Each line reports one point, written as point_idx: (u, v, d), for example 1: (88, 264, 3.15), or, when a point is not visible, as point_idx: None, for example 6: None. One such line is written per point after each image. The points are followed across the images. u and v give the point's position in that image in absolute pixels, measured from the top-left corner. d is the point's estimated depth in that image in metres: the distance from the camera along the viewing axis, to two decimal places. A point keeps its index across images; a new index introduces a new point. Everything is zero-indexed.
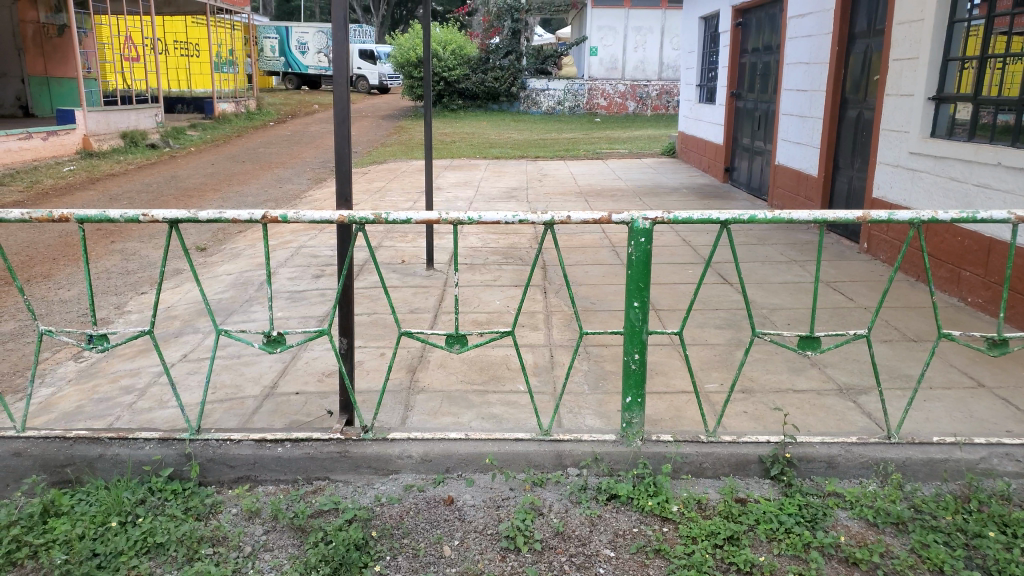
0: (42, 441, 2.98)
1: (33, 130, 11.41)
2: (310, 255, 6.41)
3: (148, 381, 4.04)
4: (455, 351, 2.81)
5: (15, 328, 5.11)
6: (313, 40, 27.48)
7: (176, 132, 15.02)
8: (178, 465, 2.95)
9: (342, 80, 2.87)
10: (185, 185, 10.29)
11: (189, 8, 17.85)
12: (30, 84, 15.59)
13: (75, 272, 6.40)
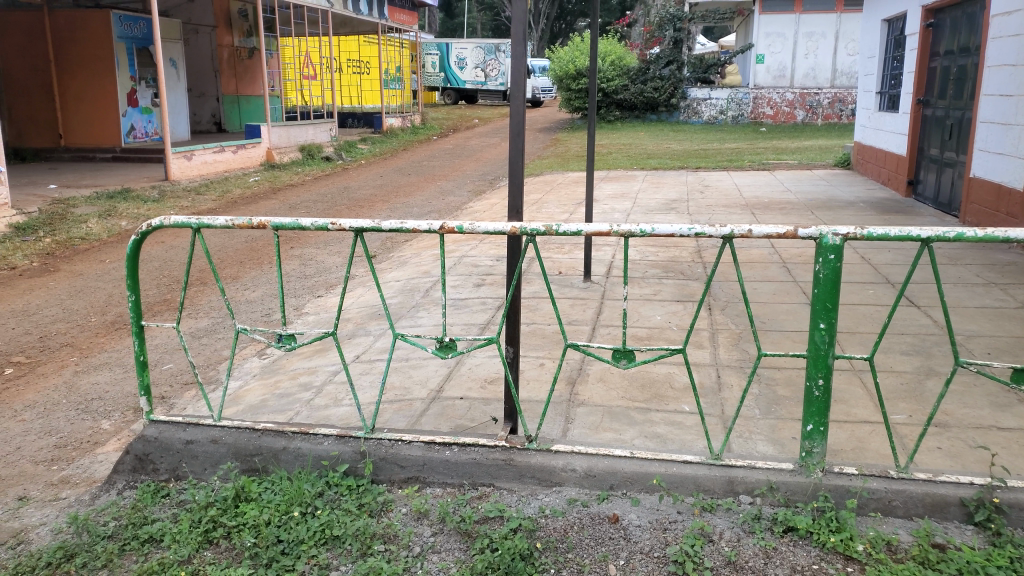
0: (236, 431, 3.24)
1: (225, 144, 12.55)
2: (471, 264, 6.57)
3: (325, 379, 4.29)
4: (621, 367, 2.72)
5: (210, 324, 5.60)
6: (471, 55, 28.47)
7: (347, 145, 15.95)
8: (354, 462, 3.08)
9: (520, 95, 2.90)
10: (356, 196, 10.90)
11: (362, 29, 18.93)
12: (224, 102, 17.14)
13: (260, 275, 6.93)
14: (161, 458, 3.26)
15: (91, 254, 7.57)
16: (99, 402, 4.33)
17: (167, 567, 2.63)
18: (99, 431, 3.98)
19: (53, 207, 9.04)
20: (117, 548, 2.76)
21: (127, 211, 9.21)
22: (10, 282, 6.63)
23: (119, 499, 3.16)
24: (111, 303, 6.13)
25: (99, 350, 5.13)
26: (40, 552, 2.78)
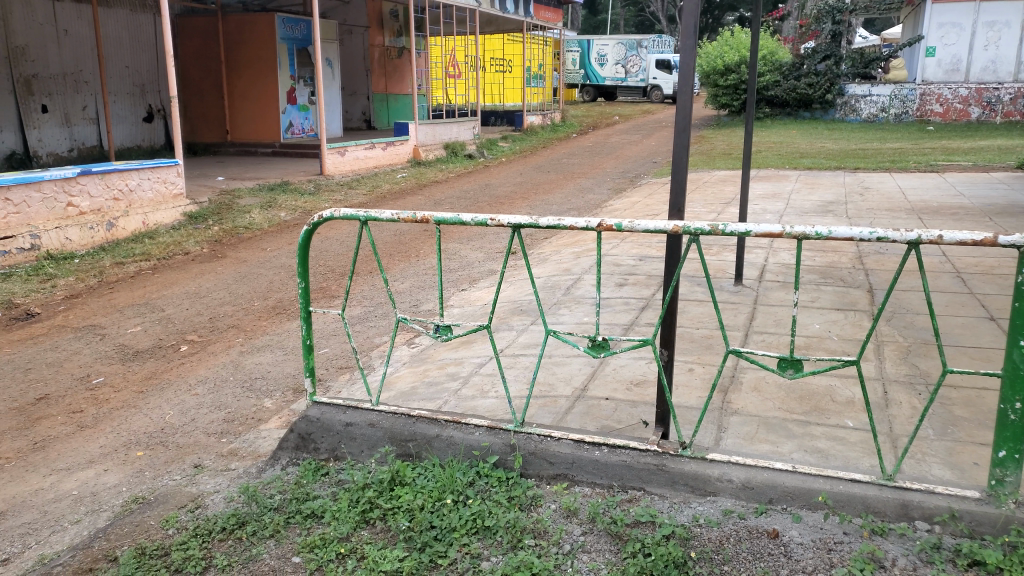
0: (392, 416, 3.36)
1: (376, 141, 13.11)
2: (614, 263, 6.50)
3: (471, 370, 4.36)
4: (787, 377, 2.59)
5: (361, 313, 5.85)
6: (612, 52, 28.24)
7: (489, 143, 16.26)
8: (504, 455, 3.11)
9: (687, 91, 2.81)
10: (498, 193, 11.06)
11: (507, 27, 19.19)
12: (374, 100, 17.89)
13: (408, 267, 7.17)
14: (322, 438, 3.42)
15: (254, 243, 8.10)
16: (262, 381, 4.62)
17: (328, 542, 2.76)
18: (262, 409, 4.25)
19: (222, 198, 9.74)
20: (282, 521, 2.93)
21: (285, 203, 9.79)
22: (184, 266, 7.20)
23: (283, 473, 3.35)
24: (272, 289, 6.54)
25: (261, 333, 5.48)
26: (215, 518, 3.00)
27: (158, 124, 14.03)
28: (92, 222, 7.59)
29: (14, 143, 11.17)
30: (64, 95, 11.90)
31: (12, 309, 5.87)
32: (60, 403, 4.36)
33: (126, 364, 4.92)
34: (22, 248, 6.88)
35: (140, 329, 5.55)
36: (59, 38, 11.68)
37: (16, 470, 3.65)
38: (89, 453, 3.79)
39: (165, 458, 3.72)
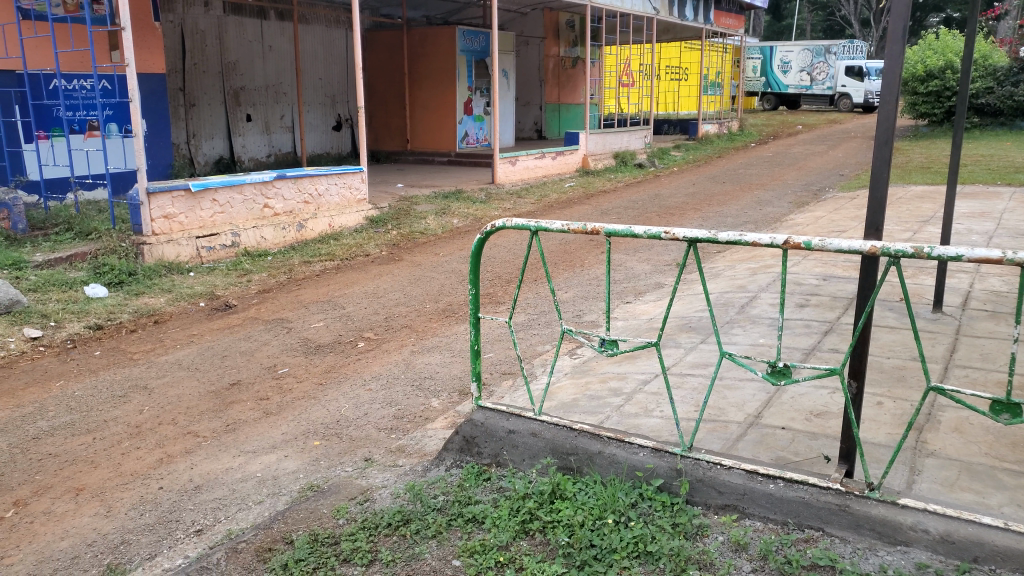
0: (554, 428, 3.32)
1: (547, 150, 13.26)
2: (793, 282, 6.12)
3: (635, 387, 4.24)
4: (1002, 423, 2.26)
5: (526, 320, 5.89)
6: (797, 58, 26.93)
7: (661, 153, 16.00)
8: (669, 478, 2.98)
9: (891, 99, 2.55)
10: (669, 204, 10.82)
11: (685, 35, 18.78)
12: (546, 110, 18.16)
13: (574, 277, 7.16)
14: (485, 443, 3.45)
15: (428, 247, 8.42)
16: (431, 381, 4.76)
17: (488, 549, 2.77)
18: (430, 408, 4.37)
19: (401, 204, 10.22)
20: (444, 522, 2.98)
21: (458, 210, 10.12)
22: (364, 267, 7.62)
23: (447, 474, 3.41)
24: (442, 292, 6.75)
25: (431, 334, 5.66)
26: (382, 512, 3.10)
27: (346, 133, 14.99)
28: (284, 223, 8.21)
29: (222, 149, 12.35)
30: (266, 105, 13.02)
31: (214, 300, 6.46)
32: (250, 389, 4.72)
33: (309, 356, 5.25)
34: (224, 244, 7.56)
35: (323, 324, 5.91)
36: (264, 53, 12.81)
37: (210, 448, 3.98)
38: (273, 438, 4.07)
39: (339, 449, 3.91)
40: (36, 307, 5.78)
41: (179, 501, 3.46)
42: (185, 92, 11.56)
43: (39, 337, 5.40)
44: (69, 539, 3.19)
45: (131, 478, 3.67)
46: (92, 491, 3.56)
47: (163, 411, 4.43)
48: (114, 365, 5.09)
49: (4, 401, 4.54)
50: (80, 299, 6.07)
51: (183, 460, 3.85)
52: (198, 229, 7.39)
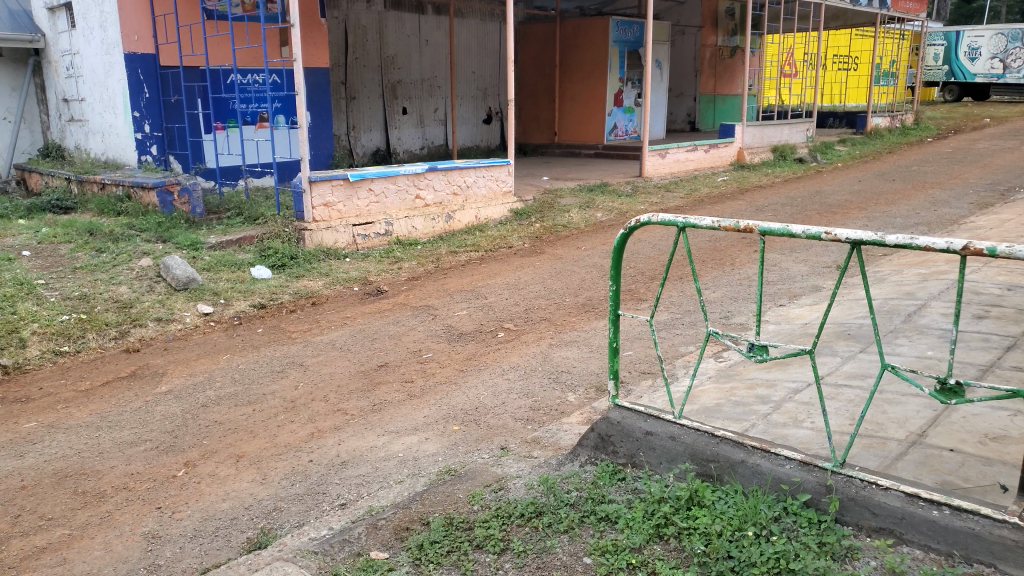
0: (695, 432, 3.20)
1: (699, 143, 12.86)
2: (971, 291, 5.59)
3: (784, 395, 4.01)
4: None
5: (669, 319, 5.74)
6: (988, 44, 24.51)
7: (823, 147, 15.11)
8: (817, 494, 2.79)
9: None
10: (830, 201, 10.19)
11: (857, 21, 17.58)
12: (700, 101, 17.63)
13: (722, 276, 6.90)
14: (621, 442, 3.38)
15: (571, 241, 8.41)
16: (568, 375, 4.74)
17: (620, 549, 2.72)
18: (566, 402, 4.35)
19: (546, 196, 10.27)
20: (577, 518, 2.95)
21: (604, 204, 10.03)
22: (508, 259, 7.72)
23: (581, 471, 3.37)
24: (583, 286, 6.71)
25: (570, 328, 5.63)
26: (515, 502, 3.12)
27: (495, 126, 15.26)
28: (434, 214, 8.48)
29: (379, 141, 12.92)
30: (421, 99, 13.49)
31: (367, 285, 6.77)
32: (396, 371, 4.92)
33: (452, 343, 5.38)
34: (378, 233, 7.90)
35: (466, 312, 6.04)
36: (421, 47, 13.27)
37: (357, 426, 4.16)
38: (415, 420, 4.20)
39: (477, 435, 3.98)
40: (209, 285, 6.29)
41: (326, 474, 3.64)
42: (347, 85, 12.18)
43: (211, 312, 5.88)
44: (229, 501, 3.44)
45: (285, 450, 3.91)
46: (251, 458, 3.83)
47: (315, 388, 4.69)
48: (274, 342, 5.46)
49: (180, 369, 4.98)
50: (247, 279, 6.54)
51: (332, 435, 4.05)
52: (355, 217, 7.76)
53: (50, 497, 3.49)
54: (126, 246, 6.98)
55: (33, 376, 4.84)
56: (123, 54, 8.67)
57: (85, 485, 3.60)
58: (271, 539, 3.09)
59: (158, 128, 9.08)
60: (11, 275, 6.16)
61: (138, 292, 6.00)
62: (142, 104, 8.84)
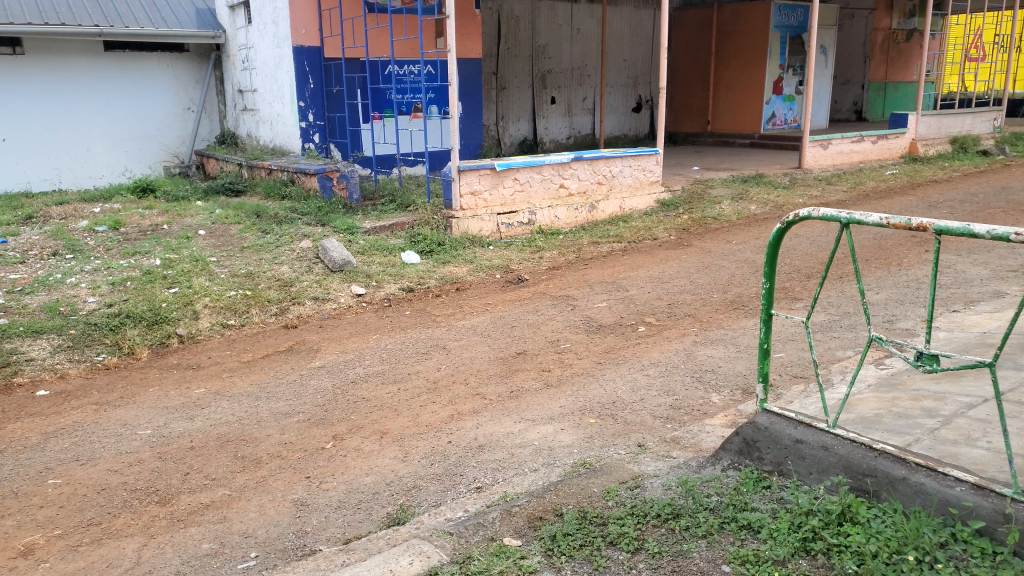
0: (850, 444, 2.98)
1: (866, 133, 12.02)
2: None
3: (955, 410, 3.65)
4: None
5: (825, 320, 5.39)
6: None
7: (1013, 139, 13.75)
8: (992, 522, 2.51)
9: None
10: (1018, 199, 9.21)
11: None
12: (869, 90, 16.54)
13: (886, 276, 6.41)
14: (768, 449, 3.21)
15: (720, 234, 8.10)
16: (712, 374, 4.57)
17: (762, 560, 2.58)
18: (709, 404, 4.18)
19: (696, 187, 9.97)
20: (716, 524, 2.83)
21: (757, 196, 9.59)
22: (652, 251, 7.55)
23: (723, 475, 3.22)
24: (731, 282, 6.45)
25: (717, 325, 5.43)
26: (652, 502, 3.03)
27: (645, 114, 14.98)
28: (578, 203, 8.44)
29: (527, 131, 13.03)
30: (570, 88, 13.46)
31: (509, 273, 6.84)
32: (534, 360, 4.93)
33: (591, 335, 5.33)
34: (522, 222, 7.97)
35: (606, 304, 5.96)
36: (573, 36, 13.23)
37: (495, 411, 4.21)
38: (551, 410, 4.19)
39: (614, 431, 3.91)
40: (363, 268, 6.58)
41: (464, 457, 3.71)
42: (498, 75, 12.36)
43: (363, 294, 6.15)
44: (372, 475, 3.58)
45: (426, 429, 4.02)
46: (394, 435, 3.97)
47: (456, 371, 4.79)
48: (419, 324, 5.63)
49: (333, 346, 5.25)
50: (397, 264, 6.78)
51: (470, 419, 4.12)
52: (500, 206, 7.86)
53: (213, 459, 3.77)
54: (288, 229, 7.44)
55: (203, 345, 5.26)
56: (293, 47, 9.21)
57: (245, 450, 3.86)
58: (409, 516, 3.19)
59: (321, 117, 9.60)
60: (189, 252, 6.73)
61: (299, 272, 6.37)
62: (307, 94, 9.38)
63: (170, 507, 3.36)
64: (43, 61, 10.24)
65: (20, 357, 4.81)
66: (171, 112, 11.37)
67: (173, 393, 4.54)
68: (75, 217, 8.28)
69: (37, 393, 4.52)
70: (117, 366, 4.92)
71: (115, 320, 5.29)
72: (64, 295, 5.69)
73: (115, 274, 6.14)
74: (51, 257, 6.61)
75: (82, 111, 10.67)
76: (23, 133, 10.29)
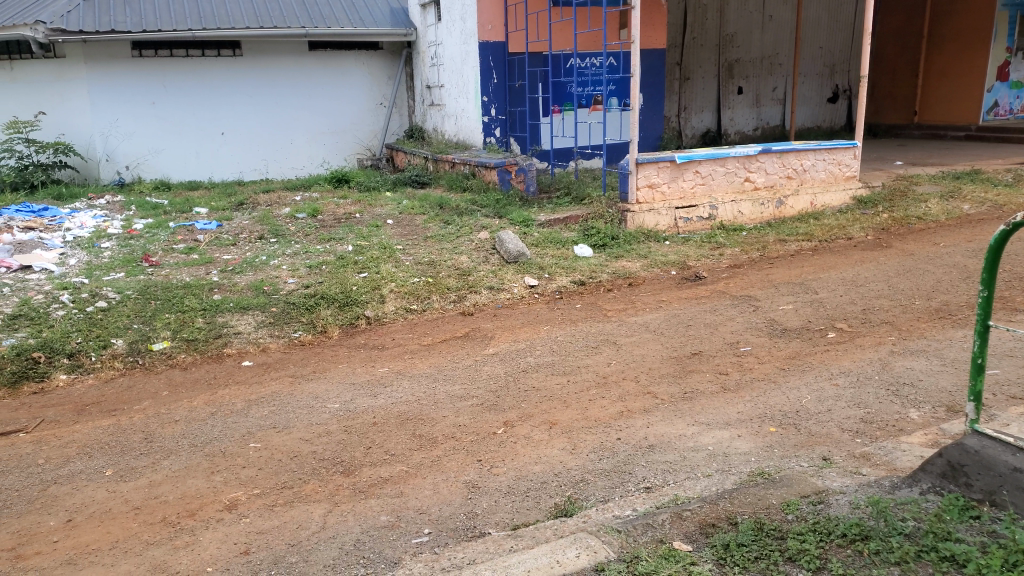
0: None
1: None
2: None
3: None
4: None
5: None
6: None
7: None
8: None
9: None
10: None
11: None
12: None
13: None
14: (978, 476, 2.88)
15: (926, 235, 7.41)
16: (911, 389, 4.17)
17: None
18: (906, 420, 3.83)
19: (898, 184, 9.19)
20: (913, 551, 2.58)
21: (971, 194, 8.67)
22: (845, 251, 7.05)
23: (922, 499, 2.92)
24: (937, 289, 5.88)
25: (918, 335, 4.97)
26: (837, 520, 2.82)
27: (841, 104, 13.99)
28: (764, 198, 8.04)
29: (710, 122, 12.62)
30: (759, 78, 12.85)
31: (686, 270, 6.65)
32: (710, 361, 4.75)
33: (774, 339, 5.06)
34: (701, 217, 7.72)
35: (791, 307, 5.63)
36: (764, 23, 12.63)
37: (667, 411, 4.10)
38: (728, 415, 4.01)
39: (796, 441, 3.68)
40: (536, 260, 6.65)
41: (634, 455, 3.64)
42: (682, 66, 12.06)
43: (536, 285, 6.22)
44: (541, 465, 3.61)
45: (596, 424, 3.99)
46: (563, 427, 3.98)
47: (627, 367, 4.73)
48: (591, 318, 5.61)
49: (506, 335, 5.36)
50: (570, 257, 6.80)
51: (641, 417, 4.05)
52: (679, 200, 7.65)
53: (393, 435, 3.97)
54: (468, 220, 7.68)
55: (388, 328, 5.56)
56: (479, 43, 9.49)
57: (422, 429, 4.03)
58: (577, 510, 3.18)
59: (503, 112, 9.82)
60: (378, 239, 7.13)
61: (476, 262, 6.56)
62: (490, 89, 9.60)
63: (353, 477, 3.57)
64: (257, 62, 11.25)
65: (229, 330, 5.32)
66: (365, 107, 12.11)
67: (360, 370, 4.84)
68: (280, 204, 9.05)
69: (243, 363, 4.99)
70: (312, 343, 5.31)
71: (311, 300, 5.71)
72: (268, 275, 6.23)
73: (312, 258, 6.63)
74: (259, 241, 7.25)
75: (288, 108, 11.63)
76: (238, 128, 11.41)
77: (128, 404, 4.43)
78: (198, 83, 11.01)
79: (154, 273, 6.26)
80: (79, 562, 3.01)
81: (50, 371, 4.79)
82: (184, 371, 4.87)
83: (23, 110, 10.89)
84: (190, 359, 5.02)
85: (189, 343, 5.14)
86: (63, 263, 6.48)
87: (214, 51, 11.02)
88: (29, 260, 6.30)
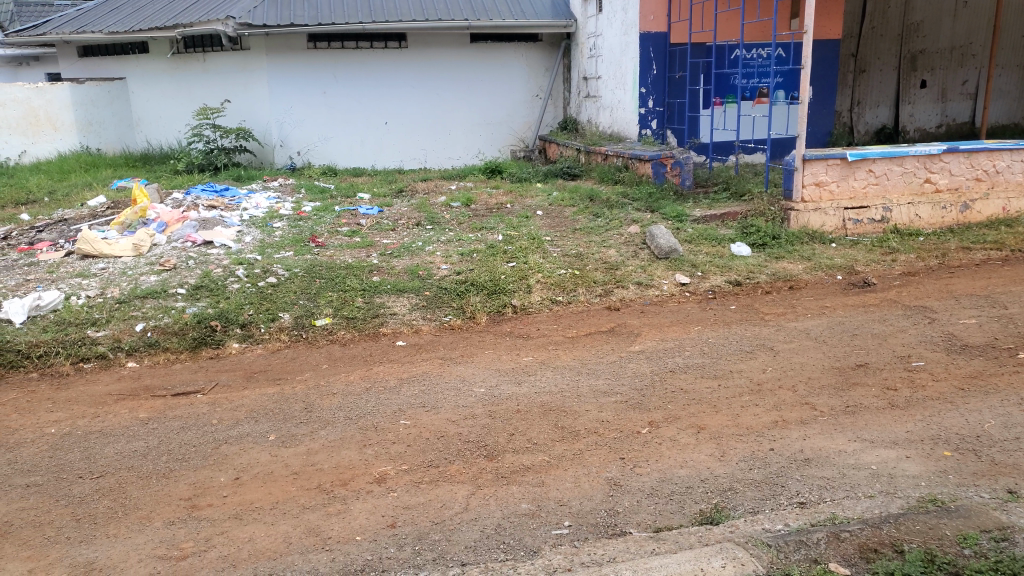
0: None
1: None
2: None
3: None
4: None
5: None
6: None
7: None
8: None
9: None
10: None
11: None
12: None
13: None
14: None
15: None
16: None
17: None
18: None
19: None
20: None
21: None
22: None
23: None
24: None
25: None
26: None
27: None
28: (946, 201, 7.38)
29: (887, 118, 11.79)
30: (947, 70, 11.78)
31: (853, 275, 6.23)
32: (877, 374, 4.42)
33: (952, 355, 4.63)
34: (872, 218, 7.23)
35: (975, 322, 5.13)
36: (957, 10, 11.51)
37: (827, 424, 3.86)
38: (895, 434, 3.71)
39: (975, 469, 3.35)
40: (688, 257, 6.45)
41: (788, 468, 3.44)
42: (857, 57, 11.37)
43: (687, 283, 6.04)
44: (687, 468, 3.49)
45: (748, 432, 3.82)
46: (712, 432, 3.83)
47: (784, 375, 4.49)
48: (746, 321, 5.38)
49: (653, 332, 5.24)
50: (725, 255, 6.56)
51: (797, 429, 3.82)
52: (849, 200, 7.18)
53: (536, 425, 3.98)
54: (618, 214, 7.58)
55: (534, 318, 5.59)
56: (640, 34, 9.32)
57: (565, 421, 4.01)
58: (725, 518, 3.05)
59: (661, 103, 9.58)
60: (528, 230, 7.19)
61: (625, 257, 6.47)
62: (649, 80, 9.42)
63: (496, 463, 3.61)
64: (420, 54, 11.64)
65: (386, 311, 5.54)
66: (521, 99, 12.27)
67: (505, 358, 4.89)
68: (435, 192, 9.33)
69: (397, 342, 5.18)
70: (461, 328, 5.42)
71: (462, 287, 5.84)
72: (423, 261, 6.43)
73: (465, 246, 6.78)
74: (416, 227, 7.51)
75: (448, 99, 11.97)
76: (401, 118, 11.88)
77: (291, 374, 4.73)
78: (365, 74, 11.54)
79: (319, 254, 6.63)
80: (244, 517, 3.23)
81: (224, 338, 5.18)
82: (343, 347, 5.12)
83: (211, 98, 11.89)
84: (349, 336, 5.28)
85: (349, 321, 5.40)
86: (240, 240, 6.98)
87: (381, 43, 11.51)
88: (211, 235, 6.83)
